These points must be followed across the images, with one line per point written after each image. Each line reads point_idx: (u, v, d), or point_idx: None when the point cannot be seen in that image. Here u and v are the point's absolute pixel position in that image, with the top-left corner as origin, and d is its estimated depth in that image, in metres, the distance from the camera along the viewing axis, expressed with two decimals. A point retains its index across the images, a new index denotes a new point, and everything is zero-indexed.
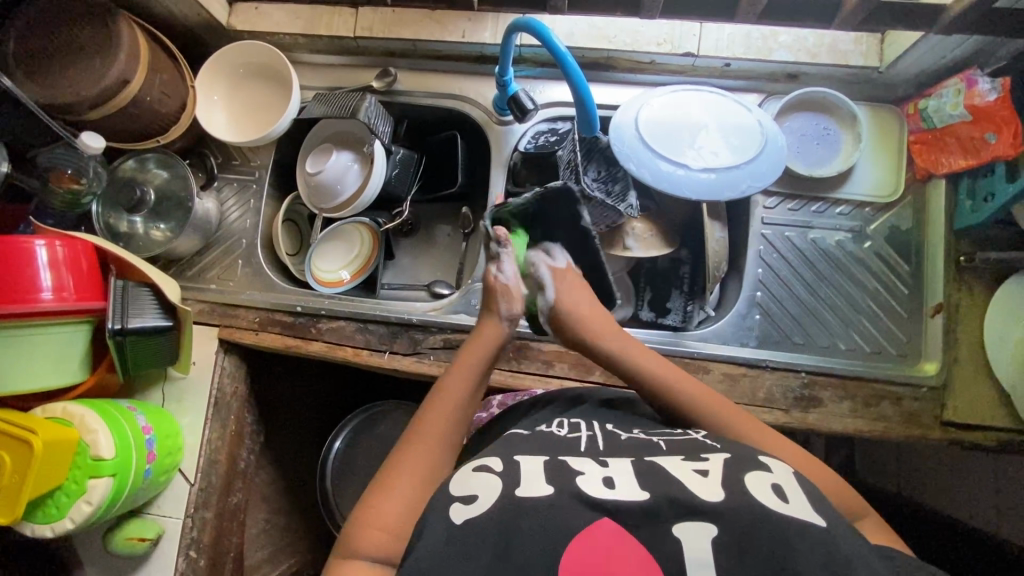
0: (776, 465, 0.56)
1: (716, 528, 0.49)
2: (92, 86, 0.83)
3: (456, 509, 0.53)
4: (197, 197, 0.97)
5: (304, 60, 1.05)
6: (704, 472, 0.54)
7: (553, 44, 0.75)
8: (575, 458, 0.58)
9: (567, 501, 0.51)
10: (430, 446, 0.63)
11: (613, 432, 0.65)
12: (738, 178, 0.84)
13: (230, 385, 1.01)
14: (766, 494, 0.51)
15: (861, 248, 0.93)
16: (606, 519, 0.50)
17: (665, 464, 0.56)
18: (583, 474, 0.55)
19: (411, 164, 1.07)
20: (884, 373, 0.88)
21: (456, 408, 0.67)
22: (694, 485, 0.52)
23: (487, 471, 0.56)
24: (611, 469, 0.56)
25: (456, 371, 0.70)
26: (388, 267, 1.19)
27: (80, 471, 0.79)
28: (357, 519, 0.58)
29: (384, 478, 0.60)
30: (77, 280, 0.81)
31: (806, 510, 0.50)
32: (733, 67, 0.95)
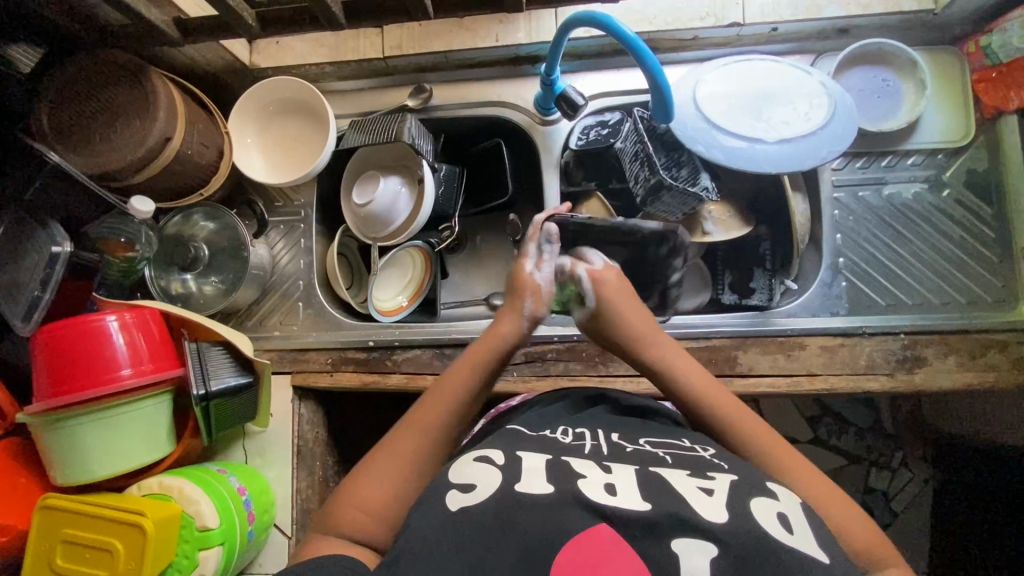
0: (784, 493, 0.52)
1: (716, 550, 0.44)
2: (138, 147, 0.79)
3: (452, 496, 0.50)
4: (250, 245, 0.94)
5: (333, 88, 1.02)
6: (709, 491, 0.50)
7: (622, 32, 0.72)
8: (578, 460, 0.55)
9: (553, 492, 0.49)
10: (419, 435, 0.62)
11: (618, 443, 0.61)
12: (815, 145, 0.80)
13: (311, 431, 0.99)
14: (771, 522, 0.47)
15: (939, 197, 0.90)
16: (606, 524, 0.46)
17: (671, 477, 0.52)
18: (586, 477, 0.52)
19: (455, 179, 1.04)
20: (983, 322, 0.86)
21: (456, 404, 0.65)
22: (699, 504, 0.48)
23: (487, 463, 0.54)
24: (613, 475, 0.52)
25: (463, 361, 0.69)
26: (443, 286, 1.16)
27: (189, 545, 0.77)
28: (344, 496, 0.58)
29: (373, 458, 0.60)
30: (153, 349, 0.78)
31: (811, 544, 0.46)
32: (780, 31, 0.92)
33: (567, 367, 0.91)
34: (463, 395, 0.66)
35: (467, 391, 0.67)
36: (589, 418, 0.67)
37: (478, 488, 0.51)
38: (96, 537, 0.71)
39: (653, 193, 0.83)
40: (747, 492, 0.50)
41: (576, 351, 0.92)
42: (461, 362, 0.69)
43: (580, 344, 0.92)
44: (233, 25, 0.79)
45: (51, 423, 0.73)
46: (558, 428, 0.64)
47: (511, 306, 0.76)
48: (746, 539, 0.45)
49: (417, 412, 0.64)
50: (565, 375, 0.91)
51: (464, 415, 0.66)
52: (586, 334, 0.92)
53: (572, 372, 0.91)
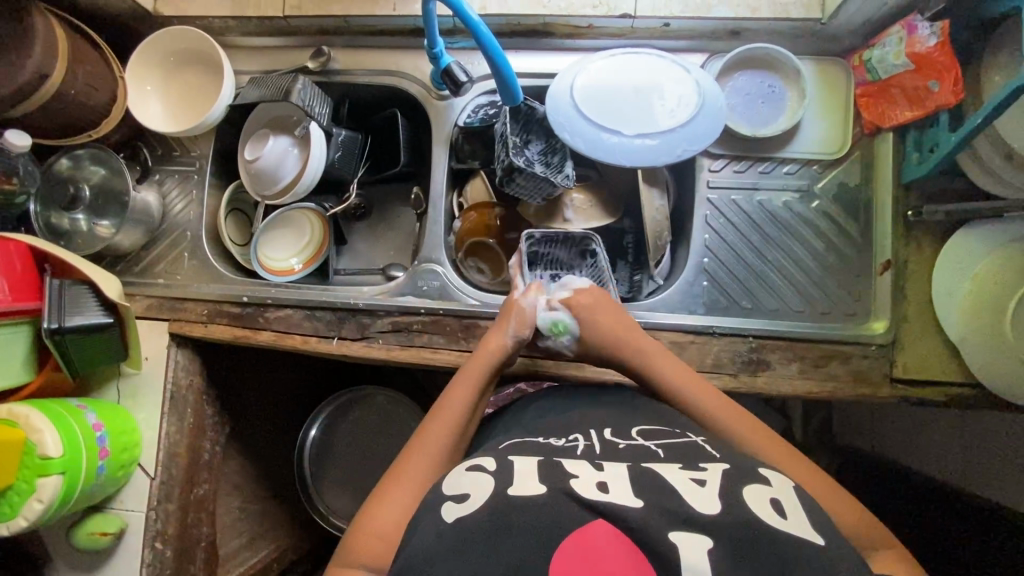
0: (775, 478, 0.56)
1: (712, 540, 0.48)
2: (11, 82, 0.82)
3: (448, 508, 0.54)
4: (132, 190, 0.96)
5: (238, 43, 1.03)
6: (702, 482, 0.54)
7: (464, 13, 0.73)
8: (571, 461, 0.59)
9: (544, 493, 0.53)
10: (427, 464, 0.66)
11: (612, 440, 0.65)
12: (673, 142, 0.81)
13: (186, 378, 1.02)
14: (762, 507, 0.51)
15: (808, 208, 0.91)
16: (603, 520, 0.50)
17: (662, 470, 0.56)
18: (578, 476, 0.55)
19: (356, 145, 1.05)
20: (830, 333, 0.87)
21: (459, 412, 0.72)
22: (693, 496, 0.52)
23: (480, 470, 0.59)
24: (605, 473, 0.56)
25: (467, 372, 0.76)
26: (343, 252, 1.17)
27: (28, 470, 0.80)
28: (355, 526, 0.61)
29: (391, 481, 0.65)
30: (11, 279, 0.82)
31: (802, 525, 0.50)
32: (672, 26, 0.92)
33: (430, 339, 0.93)
34: (468, 403, 0.73)
35: (461, 421, 0.72)
36: (580, 422, 0.70)
37: (472, 496, 0.55)
38: None
39: (508, 177, 0.85)
40: (742, 482, 0.54)
41: (440, 325, 0.94)
42: (465, 375, 0.75)
43: (446, 318, 0.94)
44: None
45: None
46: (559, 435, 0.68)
47: (495, 331, 0.80)
48: (737, 530, 0.49)
49: (427, 427, 0.70)
50: (427, 347, 0.93)
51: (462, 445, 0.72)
52: (451, 309, 0.93)
53: (434, 344, 0.93)
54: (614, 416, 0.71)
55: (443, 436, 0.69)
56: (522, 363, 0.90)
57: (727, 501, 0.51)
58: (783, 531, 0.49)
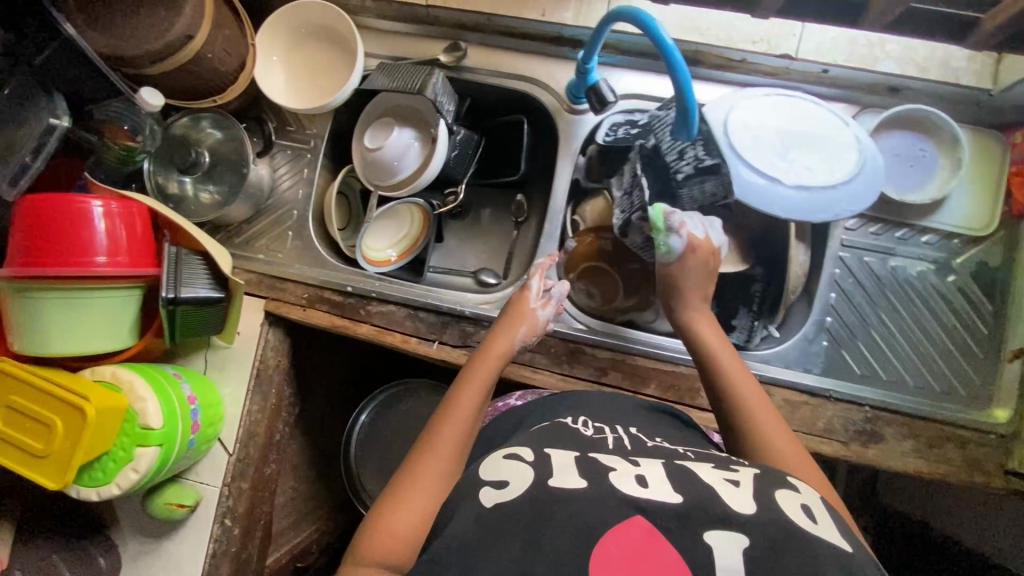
0: (804, 487, 0.55)
1: (747, 540, 0.46)
2: (157, 40, 0.78)
3: (486, 493, 0.53)
4: (252, 163, 0.93)
5: (370, 25, 0.99)
6: (736, 484, 0.53)
7: (659, 36, 0.70)
8: (605, 456, 0.58)
9: (586, 488, 0.51)
10: (444, 455, 0.63)
11: (638, 437, 0.65)
12: (833, 200, 0.78)
13: (273, 357, 1.00)
14: (796, 512, 0.50)
15: (943, 281, 0.88)
16: (641, 517, 0.48)
17: (697, 470, 0.55)
18: (615, 470, 0.54)
19: (472, 145, 1.02)
20: (948, 414, 0.85)
21: (470, 418, 0.68)
22: (729, 495, 0.50)
23: (518, 459, 0.57)
24: (643, 468, 0.55)
25: (470, 382, 0.71)
26: (436, 248, 1.15)
27: (128, 438, 0.78)
28: (371, 525, 0.57)
29: (402, 489, 0.60)
30: (132, 242, 0.79)
31: (835, 534, 0.49)
32: (831, 73, 0.88)
33: (533, 358, 0.91)
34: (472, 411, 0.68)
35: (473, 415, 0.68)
36: (607, 415, 0.70)
37: (511, 485, 0.54)
38: (40, 411, 0.72)
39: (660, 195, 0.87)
40: (773, 485, 0.52)
41: (545, 345, 0.91)
42: (469, 382, 0.71)
43: (551, 339, 0.91)
44: None
45: (20, 291, 0.74)
46: (580, 420, 0.68)
47: (504, 328, 0.79)
48: (771, 529, 0.47)
49: (432, 440, 0.65)
50: (529, 366, 0.90)
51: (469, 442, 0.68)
52: (559, 331, 0.91)
53: (536, 364, 0.90)
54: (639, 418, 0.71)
55: (460, 427, 0.66)
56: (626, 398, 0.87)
57: (763, 503, 0.50)
58: (818, 537, 0.47)
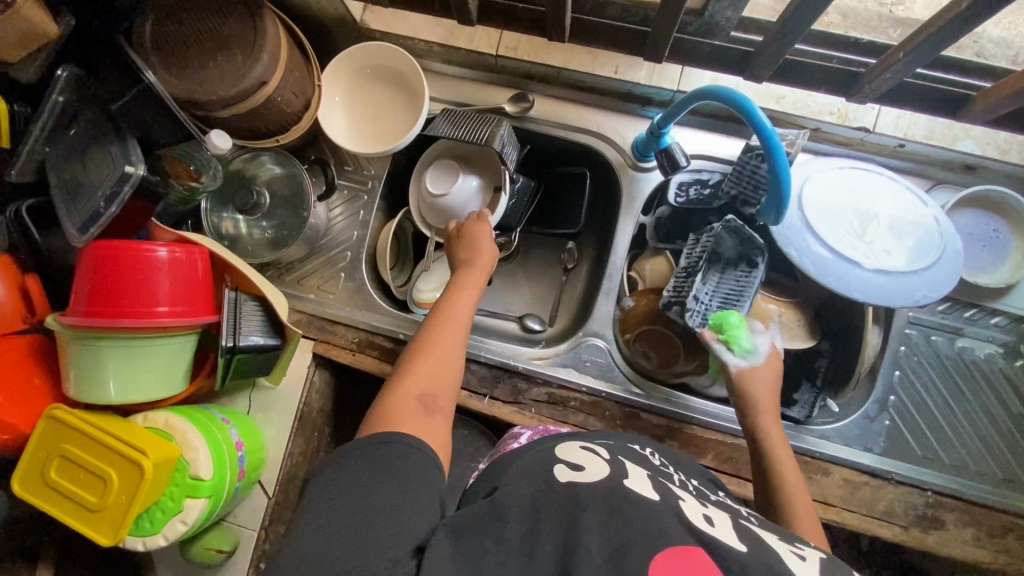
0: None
1: None
2: (232, 86, 0.76)
3: (562, 469, 0.58)
4: (312, 205, 0.92)
5: (436, 69, 0.98)
6: (803, 557, 0.52)
7: (757, 120, 0.67)
8: (678, 488, 0.62)
9: (660, 502, 0.54)
10: (435, 342, 0.71)
11: (702, 489, 0.67)
12: (913, 285, 0.76)
13: (318, 400, 0.98)
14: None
15: (1011, 365, 0.86)
16: (702, 550, 0.49)
17: (765, 533, 0.55)
18: (687, 500, 0.58)
19: (527, 194, 1.02)
20: (1013, 504, 0.83)
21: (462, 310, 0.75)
22: (793, 562, 0.50)
23: (595, 455, 0.62)
24: (712, 509, 0.58)
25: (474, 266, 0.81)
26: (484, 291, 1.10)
27: (178, 488, 0.77)
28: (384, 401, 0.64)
29: (401, 376, 0.67)
30: (193, 290, 0.77)
31: None
32: (907, 148, 0.87)
33: (587, 421, 0.89)
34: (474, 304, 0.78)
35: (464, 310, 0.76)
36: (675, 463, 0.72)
37: (586, 469, 0.58)
38: (93, 463, 0.70)
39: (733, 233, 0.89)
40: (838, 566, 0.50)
41: (600, 408, 0.89)
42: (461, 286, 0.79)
43: (606, 402, 0.90)
44: None
45: (79, 336, 0.72)
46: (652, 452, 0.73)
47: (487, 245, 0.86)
48: None
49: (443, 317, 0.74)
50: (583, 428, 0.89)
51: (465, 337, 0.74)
52: (614, 394, 0.89)
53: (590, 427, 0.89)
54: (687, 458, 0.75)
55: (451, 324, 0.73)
56: None
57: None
58: None
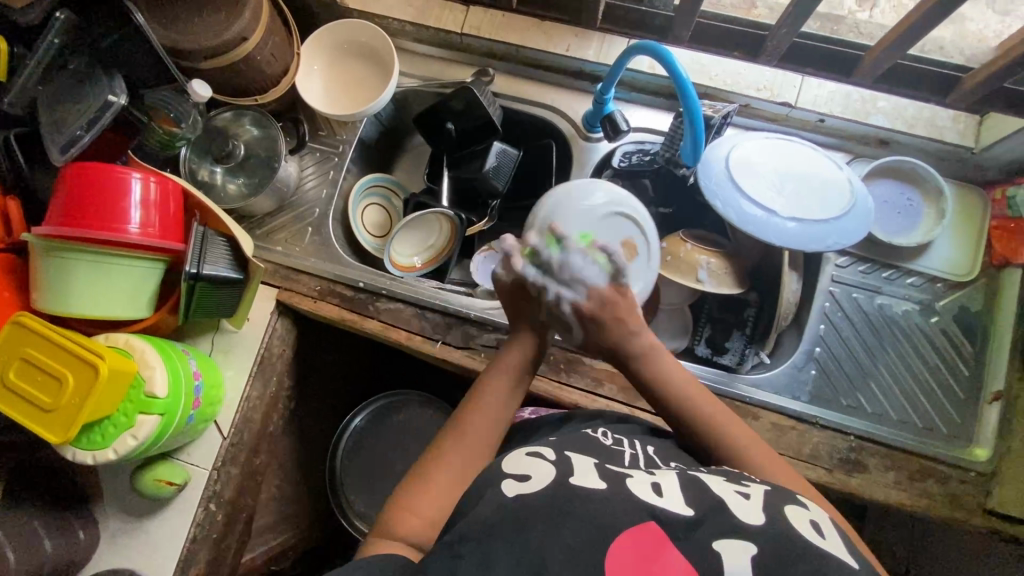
0: (813, 506, 0.59)
1: (755, 548, 0.50)
2: (215, 38, 0.85)
3: (508, 484, 0.58)
4: (284, 159, 0.99)
5: (407, 48, 1.08)
6: (747, 495, 0.57)
7: (676, 70, 0.76)
8: (621, 466, 0.63)
9: (605, 489, 0.57)
10: (465, 444, 0.67)
11: (654, 455, 0.68)
12: (826, 233, 0.84)
13: (278, 346, 1.03)
14: (805, 526, 0.53)
15: (927, 322, 0.93)
16: (652, 522, 0.53)
17: (711, 484, 0.59)
18: (632, 478, 0.60)
19: (509, 163, 1.08)
20: (932, 450, 0.87)
21: (494, 409, 0.71)
22: (741, 509, 0.55)
23: (539, 457, 0.63)
24: (657, 477, 0.60)
25: (501, 368, 0.75)
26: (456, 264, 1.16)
27: (131, 404, 0.80)
28: (393, 509, 0.62)
29: (419, 480, 0.64)
30: (162, 218, 0.83)
31: (841, 547, 0.52)
32: (827, 123, 0.96)
33: None
34: (502, 413, 0.71)
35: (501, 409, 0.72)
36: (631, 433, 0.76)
37: (533, 477, 0.59)
38: (53, 365, 0.74)
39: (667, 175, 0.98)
40: (782, 501, 0.56)
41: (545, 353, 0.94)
42: (496, 375, 0.74)
43: (551, 348, 0.94)
44: None
45: (51, 250, 0.77)
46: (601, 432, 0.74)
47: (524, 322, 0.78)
48: (783, 541, 0.50)
49: (463, 428, 0.69)
50: None
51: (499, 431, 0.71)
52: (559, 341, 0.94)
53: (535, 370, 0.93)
54: (652, 439, 0.74)
55: (485, 423, 0.69)
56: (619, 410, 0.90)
57: (772, 517, 0.54)
58: (825, 548, 0.51)
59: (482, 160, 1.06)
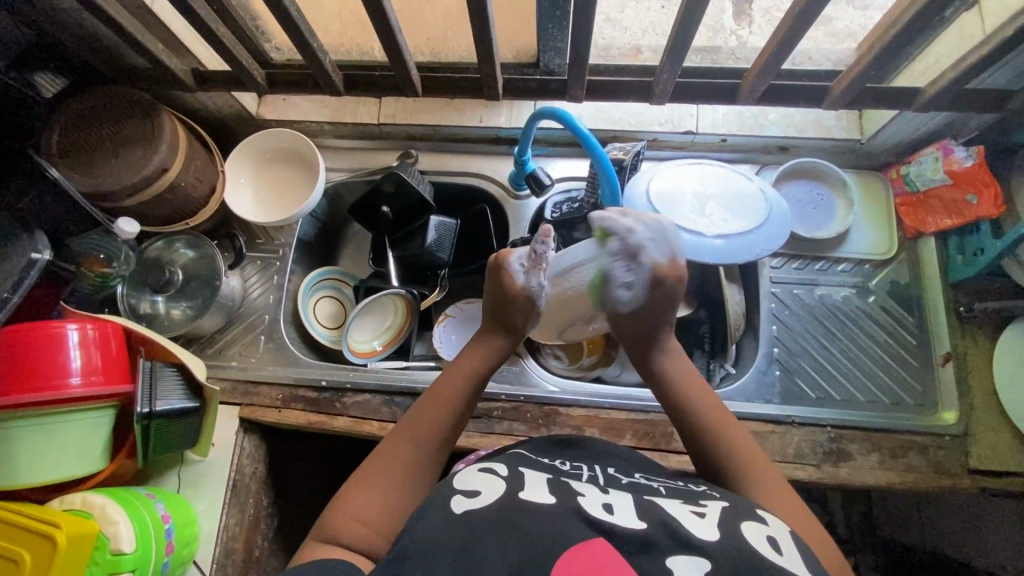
0: (772, 519, 0.57)
1: (709, 563, 0.49)
2: (134, 175, 0.86)
3: (457, 500, 0.56)
4: (224, 276, 0.99)
5: (330, 144, 1.12)
6: (702, 513, 0.55)
7: (577, 127, 0.83)
8: (578, 483, 0.61)
9: (553, 503, 0.55)
10: (414, 440, 0.67)
11: (614, 475, 0.65)
12: (750, 242, 0.91)
13: (250, 466, 0.98)
14: (760, 542, 0.51)
15: (865, 302, 0.98)
16: (602, 537, 0.52)
17: (663, 503, 0.57)
18: (585, 495, 0.58)
19: (449, 233, 1.10)
20: (906, 423, 0.90)
21: (450, 402, 0.71)
22: (693, 524, 0.53)
23: (493, 478, 0.60)
24: (610, 496, 0.58)
25: (455, 372, 0.74)
26: (419, 340, 1.16)
27: (97, 568, 0.74)
28: (338, 509, 0.61)
29: (363, 480, 0.63)
30: (105, 362, 0.80)
31: (798, 564, 0.50)
32: (729, 142, 1.04)
33: (511, 427, 0.93)
34: (454, 411, 0.70)
35: (454, 406, 0.71)
36: None
37: (482, 494, 0.57)
38: (6, 545, 0.70)
39: None
40: (736, 516, 0.54)
41: (521, 412, 0.93)
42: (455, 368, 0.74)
43: (526, 406, 0.94)
44: (243, 79, 0.90)
45: None
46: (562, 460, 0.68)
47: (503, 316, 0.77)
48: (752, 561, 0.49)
49: (410, 423, 0.69)
50: (508, 435, 0.92)
51: (452, 428, 0.70)
52: (532, 396, 0.94)
53: (514, 432, 0.92)
54: (629, 460, 0.70)
55: (438, 419, 0.69)
56: None
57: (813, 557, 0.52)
58: (780, 563, 0.49)
59: (422, 237, 1.08)
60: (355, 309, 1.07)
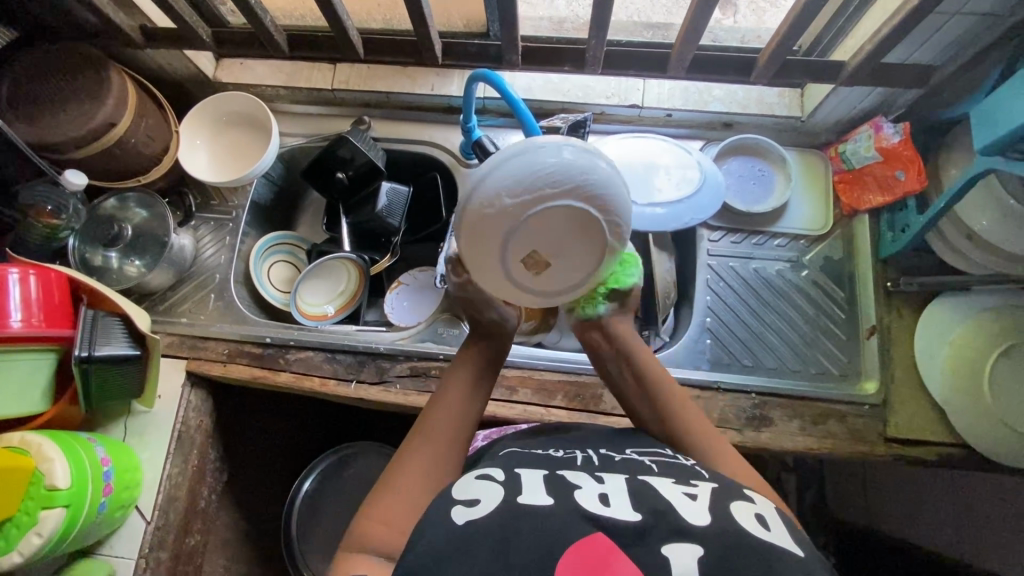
0: (760, 498, 0.55)
1: (703, 549, 0.46)
2: (80, 128, 0.88)
3: (458, 511, 0.51)
4: (173, 233, 1.01)
5: (285, 109, 1.14)
6: (693, 496, 0.52)
7: (508, 93, 0.85)
8: (572, 474, 0.57)
9: (553, 505, 0.51)
10: (431, 440, 0.61)
11: (607, 454, 0.63)
12: (680, 212, 0.94)
13: (195, 417, 1.01)
14: (750, 522, 0.50)
15: (799, 276, 1.01)
16: (601, 533, 0.48)
17: (655, 485, 0.54)
18: (580, 488, 0.53)
19: (401, 200, 1.13)
20: (829, 392, 0.92)
21: (459, 399, 0.65)
22: (684, 508, 0.50)
23: (489, 479, 0.55)
24: (606, 486, 0.54)
25: (460, 365, 0.69)
26: (372, 306, 1.19)
27: (32, 501, 0.77)
28: (360, 519, 0.55)
29: (382, 487, 0.57)
30: (46, 306, 0.83)
31: (788, 540, 0.49)
32: (675, 117, 1.06)
33: None
34: (466, 409, 0.65)
35: (464, 402, 0.65)
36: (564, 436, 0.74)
37: (482, 502, 0.52)
38: None
39: None
40: (729, 498, 0.52)
41: None
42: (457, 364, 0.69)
43: None
44: (189, 37, 0.92)
45: None
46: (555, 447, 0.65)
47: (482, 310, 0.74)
48: (727, 537, 0.47)
49: (422, 427, 0.63)
50: None
51: (466, 426, 0.65)
52: None
53: None
54: (614, 435, 0.68)
55: (449, 415, 0.64)
56: (536, 412, 0.92)
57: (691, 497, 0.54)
58: (773, 544, 0.47)
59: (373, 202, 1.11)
60: (304, 270, 1.09)
